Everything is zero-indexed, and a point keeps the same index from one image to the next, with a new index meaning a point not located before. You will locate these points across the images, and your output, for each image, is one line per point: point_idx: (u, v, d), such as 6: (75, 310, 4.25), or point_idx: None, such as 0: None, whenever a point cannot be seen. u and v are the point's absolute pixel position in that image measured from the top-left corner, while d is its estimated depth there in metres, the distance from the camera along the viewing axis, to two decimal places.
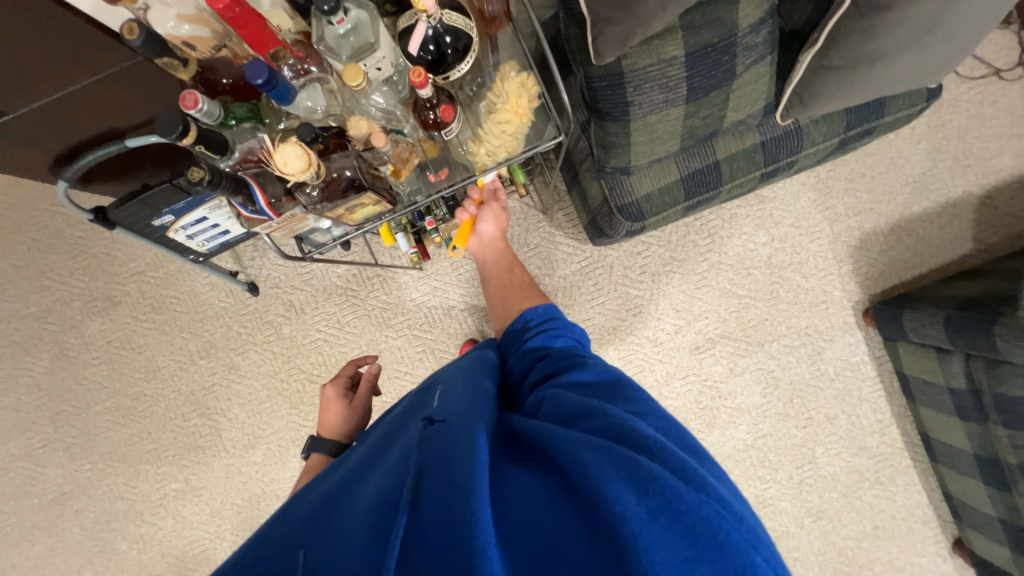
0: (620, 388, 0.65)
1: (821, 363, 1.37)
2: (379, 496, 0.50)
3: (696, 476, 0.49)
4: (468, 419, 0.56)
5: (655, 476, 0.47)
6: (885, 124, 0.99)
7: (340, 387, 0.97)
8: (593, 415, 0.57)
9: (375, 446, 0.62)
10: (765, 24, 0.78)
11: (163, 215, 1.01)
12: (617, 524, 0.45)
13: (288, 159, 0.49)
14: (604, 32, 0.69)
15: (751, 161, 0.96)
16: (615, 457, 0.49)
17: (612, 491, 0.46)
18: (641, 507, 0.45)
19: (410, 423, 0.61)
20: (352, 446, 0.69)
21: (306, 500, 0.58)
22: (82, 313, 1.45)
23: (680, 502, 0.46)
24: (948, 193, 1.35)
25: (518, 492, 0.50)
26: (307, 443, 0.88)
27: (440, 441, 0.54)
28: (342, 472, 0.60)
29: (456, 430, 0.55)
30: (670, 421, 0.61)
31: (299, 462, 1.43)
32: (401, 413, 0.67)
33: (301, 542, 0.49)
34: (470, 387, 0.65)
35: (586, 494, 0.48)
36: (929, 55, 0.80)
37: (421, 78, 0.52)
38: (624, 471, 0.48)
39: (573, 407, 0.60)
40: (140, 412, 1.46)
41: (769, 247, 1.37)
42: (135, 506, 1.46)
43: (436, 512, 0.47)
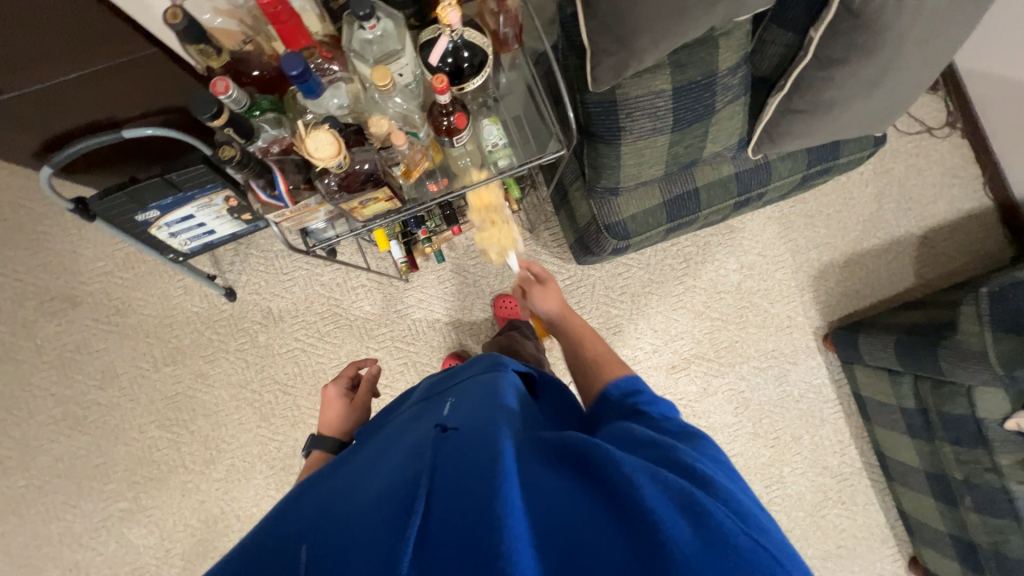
0: (662, 423, 0.62)
1: (787, 384, 1.45)
2: (390, 496, 0.47)
3: (747, 513, 0.47)
4: (487, 424, 0.53)
5: (707, 508, 0.45)
6: (841, 164, 1.11)
7: (341, 387, 0.95)
8: (645, 447, 0.55)
9: (379, 449, 0.59)
10: (739, 68, 0.87)
11: (148, 211, 0.98)
12: (667, 549, 0.42)
13: (319, 144, 0.51)
14: (603, 63, 0.76)
15: (727, 190, 1.05)
16: (666, 484, 0.46)
17: (662, 515, 0.43)
18: (693, 535, 0.43)
19: (421, 428, 0.58)
20: (352, 449, 0.64)
21: (303, 498, 0.54)
22: (35, 313, 1.36)
23: (733, 539, 0.44)
24: (892, 232, 1.50)
25: (547, 497, 0.47)
26: (308, 441, 0.84)
27: (458, 446, 0.51)
28: (343, 474, 0.57)
29: (474, 434, 0.52)
30: (716, 453, 0.58)
31: (265, 479, 1.36)
32: (408, 419, 0.64)
33: (302, 540, 0.46)
34: (484, 391, 0.62)
35: (627, 513, 0.45)
36: (877, 105, 0.92)
37: (442, 84, 0.56)
38: (676, 500, 0.45)
39: (626, 443, 0.56)
40: (90, 423, 1.35)
41: (739, 274, 1.47)
42: (73, 528, 1.32)
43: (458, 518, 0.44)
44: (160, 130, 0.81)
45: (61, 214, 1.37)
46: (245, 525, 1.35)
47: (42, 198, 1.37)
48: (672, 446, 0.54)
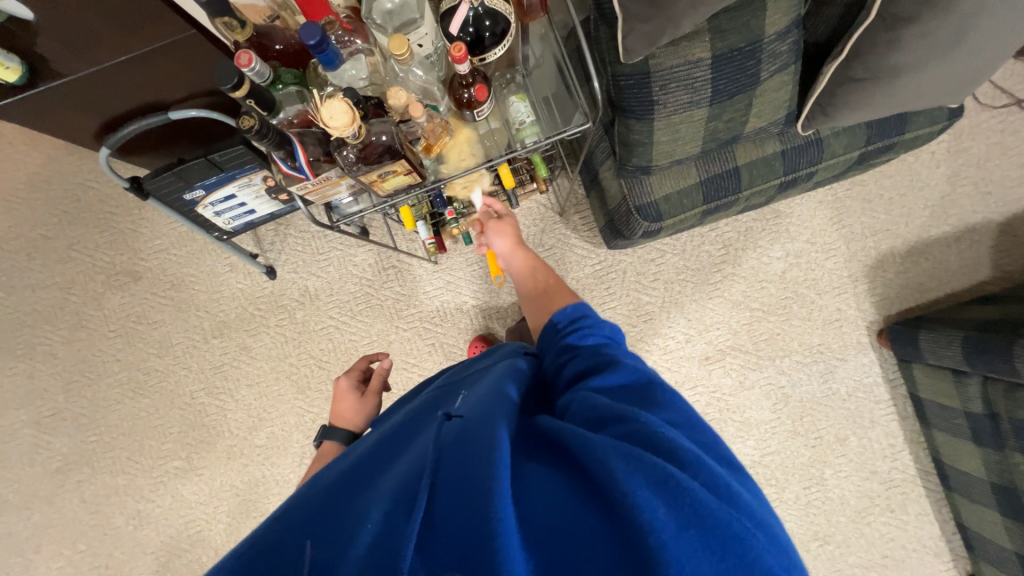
0: (647, 389, 0.59)
1: (833, 382, 1.35)
2: (395, 488, 0.48)
3: (726, 490, 0.45)
4: (490, 413, 0.52)
5: (686, 487, 0.43)
6: (906, 141, 1.00)
7: (352, 380, 0.97)
8: (620, 419, 0.51)
9: (391, 437, 0.59)
10: (790, 33, 0.80)
11: (194, 189, 1.04)
12: (644, 536, 0.40)
13: (334, 113, 0.51)
14: (635, 30, 0.71)
15: (771, 169, 0.97)
16: (643, 464, 0.44)
17: (640, 500, 0.42)
18: (670, 518, 0.41)
19: (429, 418, 0.59)
20: (368, 434, 0.66)
21: (318, 483, 0.55)
22: (103, 286, 1.49)
23: (711, 517, 0.42)
24: (967, 218, 1.34)
25: (534, 484, 0.46)
26: (320, 432, 0.88)
27: (460, 437, 0.50)
28: (358, 458, 0.58)
29: (477, 424, 0.51)
30: (698, 424, 0.56)
31: (301, 448, 1.43)
32: (419, 407, 0.64)
33: (308, 534, 0.47)
34: (490, 382, 0.61)
35: (610, 498, 0.43)
36: (952, 71, 0.82)
37: (461, 53, 0.54)
38: (653, 481, 0.43)
39: (598, 412, 0.53)
40: (150, 387, 1.48)
41: (784, 262, 1.37)
42: (136, 481, 1.46)
43: (454, 512, 0.44)
44: (202, 111, 0.85)
45: (124, 195, 1.49)
46: (283, 490, 1.44)
47: (108, 180, 1.49)
48: (649, 419, 0.51)
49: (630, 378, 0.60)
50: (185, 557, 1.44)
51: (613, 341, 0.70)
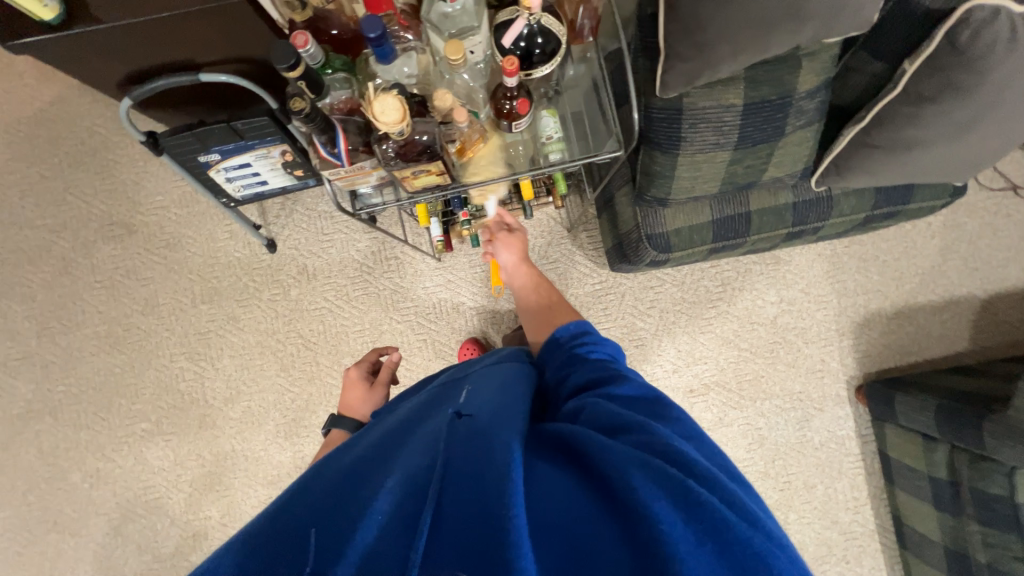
0: (662, 406, 0.60)
1: (808, 430, 1.39)
2: (403, 484, 0.48)
3: (748, 510, 0.46)
4: (502, 417, 0.54)
5: (703, 499, 0.44)
6: (910, 210, 1.04)
7: (362, 370, 1.03)
8: (634, 429, 0.53)
9: (395, 432, 0.59)
10: (818, 93, 0.83)
11: (210, 153, 1.03)
12: (660, 544, 0.41)
13: (386, 108, 0.51)
14: (675, 68, 0.73)
15: (780, 219, 1.00)
16: (659, 473, 0.46)
17: (657, 509, 0.43)
18: (686, 530, 0.42)
19: (435, 414, 0.59)
20: (371, 427, 0.66)
21: (318, 475, 0.54)
22: (95, 234, 1.45)
23: (732, 534, 0.42)
24: (953, 290, 1.40)
25: (549, 489, 0.47)
26: (329, 420, 0.91)
27: (473, 435, 0.52)
28: (360, 453, 0.57)
29: (486, 427, 0.52)
30: (713, 446, 0.57)
31: (276, 426, 1.41)
32: (423, 403, 0.65)
33: (313, 523, 0.46)
34: (499, 383, 0.63)
35: (626, 506, 0.44)
36: (961, 152, 0.85)
37: (513, 66, 0.56)
38: (669, 491, 0.44)
39: (614, 420, 0.55)
40: (128, 344, 1.44)
41: (777, 307, 1.41)
42: (99, 438, 1.42)
43: (464, 509, 0.44)
44: (232, 77, 0.85)
45: (131, 146, 1.46)
46: (251, 467, 1.41)
47: (117, 129, 1.46)
48: (664, 432, 0.53)
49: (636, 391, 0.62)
50: (139, 523, 1.40)
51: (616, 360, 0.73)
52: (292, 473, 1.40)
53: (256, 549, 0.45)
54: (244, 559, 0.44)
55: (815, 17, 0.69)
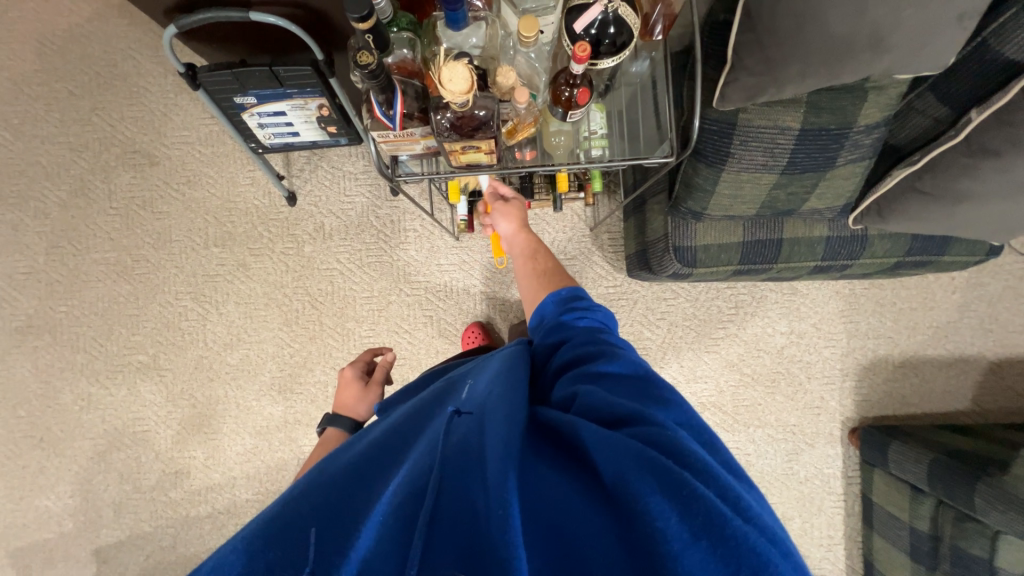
0: (651, 385, 0.60)
1: (796, 463, 1.39)
2: (403, 482, 0.47)
3: (742, 504, 0.45)
4: (495, 411, 0.53)
5: (698, 494, 0.43)
6: (942, 262, 1.02)
7: (357, 370, 1.03)
8: (629, 419, 0.53)
9: (398, 426, 0.59)
10: (877, 129, 0.81)
11: (247, 95, 1.00)
12: (656, 542, 0.40)
13: (454, 76, 0.50)
14: (739, 80, 0.71)
15: (811, 252, 0.98)
16: (654, 466, 0.45)
17: (650, 504, 0.42)
18: (682, 526, 0.41)
19: (437, 412, 0.59)
20: (375, 424, 0.65)
21: (322, 471, 0.54)
22: (116, 160, 1.43)
23: (726, 527, 0.41)
24: (963, 348, 1.39)
25: (545, 486, 0.46)
26: (324, 419, 0.91)
27: (468, 432, 0.51)
28: (362, 450, 0.57)
29: (485, 422, 0.52)
30: (700, 428, 0.56)
31: (271, 379, 1.41)
32: (425, 398, 0.64)
33: (311, 522, 0.45)
34: (501, 375, 0.63)
35: (622, 502, 0.44)
36: (1013, 212, 0.83)
37: (584, 53, 0.54)
38: (663, 482, 0.44)
39: (606, 411, 0.55)
40: (135, 275, 1.43)
41: (786, 338, 1.40)
42: (95, 364, 1.42)
43: (464, 513, 0.44)
44: (281, 20, 0.82)
45: (164, 76, 1.43)
46: (241, 414, 1.42)
47: (152, 56, 1.43)
48: (657, 422, 0.52)
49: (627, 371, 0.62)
50: (124, 453, 1.41)
51: (605, 326, 0.75)
52: (280, 427, 1.41)
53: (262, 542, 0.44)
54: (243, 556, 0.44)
55: (893, 51, 0.66)
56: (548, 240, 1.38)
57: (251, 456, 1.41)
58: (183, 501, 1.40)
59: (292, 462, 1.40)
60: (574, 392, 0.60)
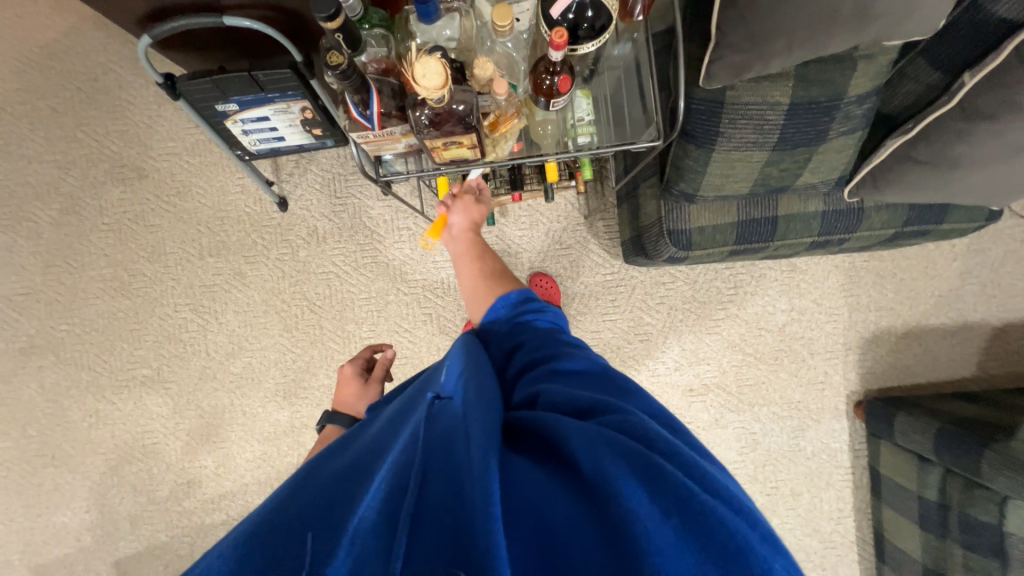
0: (615, 380, 0.61)
1: (802, 439, 1.39)
2: (386, 477, 0.47)
3: (712, 482, 0.46)
4: (472, 400, 0.53)
5: (667, 474, 0.43)
6: (941, 230, 1.00)
7: (356, 367, 1.03)
8: (597, 409, 0.54)
9: (386, 423, 0.58)
10: (869, 99, 0.79)
11: (228, 102, 0.99)
12: (629, 522, 0.41)
13: (428, 72, 0.49)
14: (724, 58, 0.70)
15: (807, 227, 0.97)
16: (624, 450, 0.46)
17: (623, 487, 0.42)
18: (654, 506, 0.42)
19: (417, 403, 0.58)
20: (358, 427, 0.65)
21: (311, 478, 0.52)
22: (105, 176, 1.43)
23: (697, 505, 0.42)
24: (966, 315, 1.38)
25: (521, 473, 0.46)
26: (323, 416, 0.92)
27: (448, 421, 0.51)
28: (350, 450, 0.56)
29: (463, 410, 0.52)
30: (667, 413, 0.57)
31: (275, 385, 1.42)
32: (408, 394, 0.63)
33: (309, 528, 0.44)
34: (475, 368, 0.62)
35: (595, 486, 0.44)
36: (1010, 176, 0.81)
37: (561, 40, 0.53)
38: (633, 465, 0.44)
39: (573, 404, 0.55)
40: (133, 290, 1.43)
41: (788, 315, 1.39)
42: (100, 380, 1.43)
43: (449, 501, 0.43)
44: (255, 23, 0.81)
45: (146, 88, 1.42)
46: (248, 422, 1.43)
47: (133, 68, 1.41)
48: (625, 410, 0.53)
49: (591, 367, 0.63)
50: (135, 466, 1.42)
51: (562, 328, 0.74)
52: (288, 432, 1.42)
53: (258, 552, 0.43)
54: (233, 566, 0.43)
55: (880, 18, 0.65)
56: (542, 231, 1.37)
57: (261, 462, 1.42)
58: (197, 510, 1.41)
59: (301, 466, 1.41)
60: (536, 392, 0.60)
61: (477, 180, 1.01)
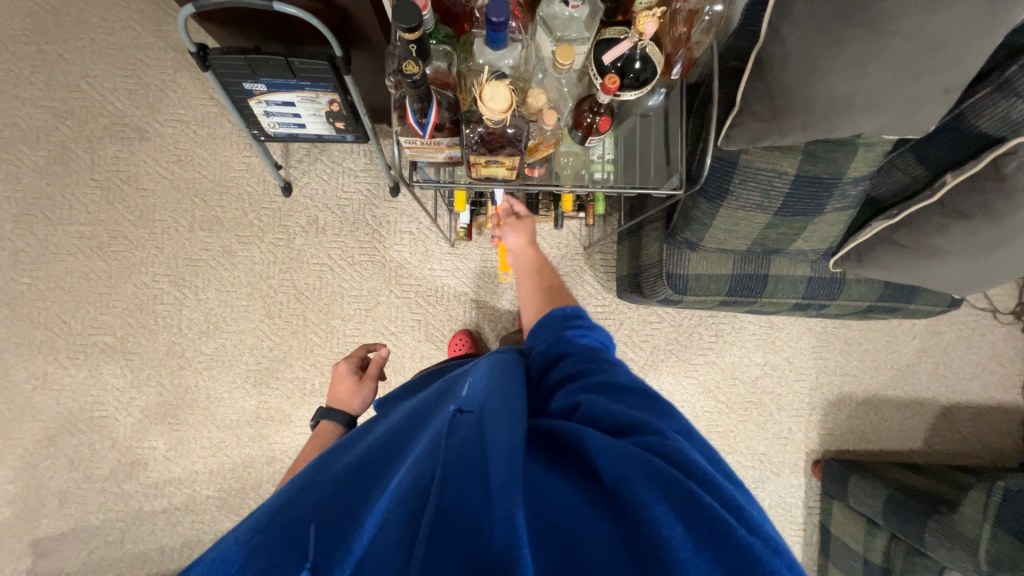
0: (653, 400, 0.62)
1: (761, 491, 1.44)
2: (403, 482, 0.47)
3: (745, 514, 0.47)
4: (497, 411, 0.54)
5: (703, 503, 0.45)
6: (910, 310, 1.09)
7: (351, 365, 1.02)
8: (632, 429, 0.55)
9: (402, 428, 0.60)
10: (863, 182, 0.87)
11: (257, 82, 0.99)
12: (662, 549, 0.42)
13: (495, 95, 0.52)
14: (745, 123, 0.76)
15: (793, 289, 1.03)
16: (659, 476, 0.47)
17: (656, 513, 0.44)
18: (687, 536, 0.43)
19: (437, 412, 0.59)
20: (372, 425, 0.66)
21: (323, 473, 0.54)
22: (103, 131, 1.38)
23: (731, 536, 0.43)
24: (919, 391, 1.48)
25: (551, 492, 0.48)
26: (319, 412, 0.92)
27: (471, 433, 0.52)
28: (364, 450, 0.57)
29: (487, 422, 0.53)
30: (701, 439, 0.59)
31: (247, 372, 1.37)
32: (426, 402, 0.65)
33: (313, 520, 0.46)
34: (503, 378, 0.64)
35: (628, 510, 0.45)
36: (978, 270, 0.89)
37: (613, 85, 0.57)
38: (668, 492, 0.46)
39: (609, 420, 0.57)
40: (110, 252, 1.36)
41: (760, 369, 1.46)
42: (55, 342, 1.34)
43: (468, 513, 0.44)
44: (302, 12, 0.82)
45: (164, 51, 1.39)
46: (210, 406, 1.36)
47: (153, 29, 1.39)
48: (661, 432, 0.54)
49: (627, 385, 0.64)
50: (76, 439, 1.33)
51: (604, 346, 0.78)
52: (251, 422, 1.36)
53: (267, 543, 0.44)
54: (246, 555, 0.44)
55: (885, 112, 0.72)
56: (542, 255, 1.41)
57: (216, 451, 1.35)
58: (137, 494, 1.32)
59: (259, 460, 1.35)
60: (576, 404, 0.62)
61: (506, 203, 1.07)
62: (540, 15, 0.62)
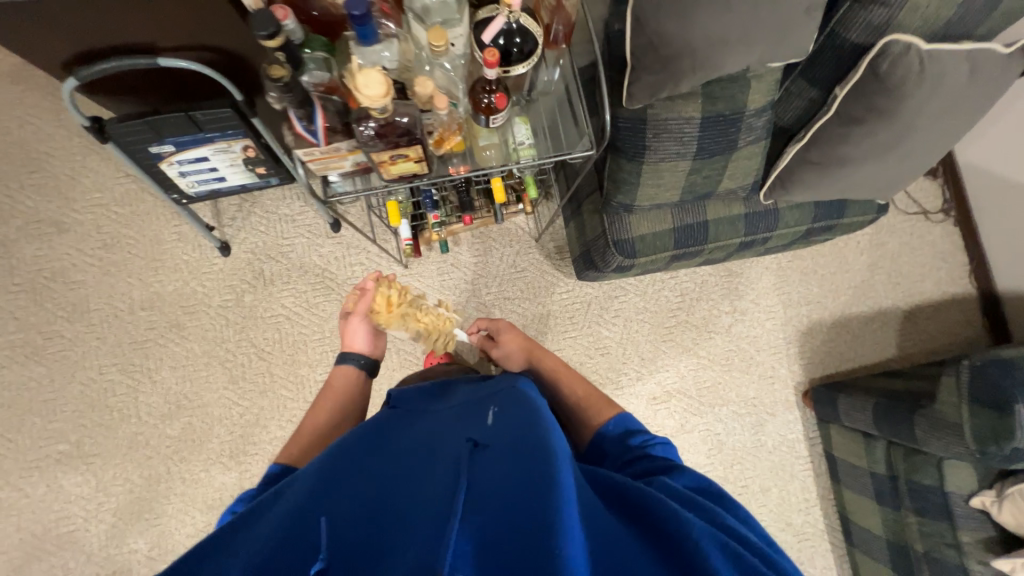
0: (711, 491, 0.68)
1: (762, 434, 1.45)
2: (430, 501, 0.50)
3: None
4: (522, 442, 0.58)
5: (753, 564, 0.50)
6: (844, 225, 1.14)
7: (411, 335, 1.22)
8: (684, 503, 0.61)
9: (424, 452, 0.62)
10: (766, 111, 0.91)
11: (164, 143, 0.97)
12: None
13: (370, 82, 0.57)
14: (641, 80, 0.79)
15: (734, 229, 1.07)
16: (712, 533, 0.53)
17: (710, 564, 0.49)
18: None
19: (460, 437, 0.62)
20: (385, 443, 0.68)
21: (345, 489, 0.56)
22: (18, 233, 1.31)
23: None
24: (880, 302, 1.54)
25: (602, 534, 0.51)
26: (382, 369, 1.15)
27: (497, 461, 0.55)
28: (386, 472, 0.60)
29: (514, 450, 0.56)
30: (730, 500, 0.67)
31: (221, 445, 1.30)
32: (448, 427, 0.68)
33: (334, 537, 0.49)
34: (523, 410, 0.68)
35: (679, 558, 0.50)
36: (889, 168, 0.96)
37: (493, 58, 0.61)
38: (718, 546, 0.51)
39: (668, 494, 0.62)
40: (48, 355, 1.28)
41: (731, 317, 1.49)
42: (6, 464, 1.24)
43: (497, 531, 0.47)
44: (194, 65, 0.81)
45: (68, 139, 1.35)
46: (188, 490, 1.28)
47: (52, 120, 1.34)
48: (710, 507, 0.60)
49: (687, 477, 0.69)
50: (47, 562, 1.22)
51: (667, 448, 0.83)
52: (236, 496, 1.28)
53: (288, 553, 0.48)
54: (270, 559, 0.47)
55: (762, 41, 0.77)
56: (496, 255, 1.41)
57: (205, 535, 1.26)
58: None
59: None
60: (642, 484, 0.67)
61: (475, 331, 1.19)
62: (410, 9, 0.64)
